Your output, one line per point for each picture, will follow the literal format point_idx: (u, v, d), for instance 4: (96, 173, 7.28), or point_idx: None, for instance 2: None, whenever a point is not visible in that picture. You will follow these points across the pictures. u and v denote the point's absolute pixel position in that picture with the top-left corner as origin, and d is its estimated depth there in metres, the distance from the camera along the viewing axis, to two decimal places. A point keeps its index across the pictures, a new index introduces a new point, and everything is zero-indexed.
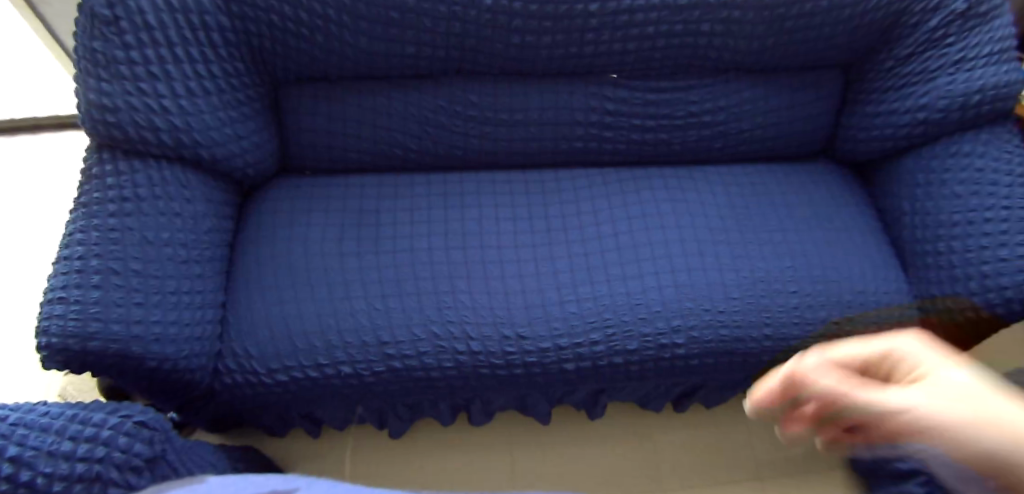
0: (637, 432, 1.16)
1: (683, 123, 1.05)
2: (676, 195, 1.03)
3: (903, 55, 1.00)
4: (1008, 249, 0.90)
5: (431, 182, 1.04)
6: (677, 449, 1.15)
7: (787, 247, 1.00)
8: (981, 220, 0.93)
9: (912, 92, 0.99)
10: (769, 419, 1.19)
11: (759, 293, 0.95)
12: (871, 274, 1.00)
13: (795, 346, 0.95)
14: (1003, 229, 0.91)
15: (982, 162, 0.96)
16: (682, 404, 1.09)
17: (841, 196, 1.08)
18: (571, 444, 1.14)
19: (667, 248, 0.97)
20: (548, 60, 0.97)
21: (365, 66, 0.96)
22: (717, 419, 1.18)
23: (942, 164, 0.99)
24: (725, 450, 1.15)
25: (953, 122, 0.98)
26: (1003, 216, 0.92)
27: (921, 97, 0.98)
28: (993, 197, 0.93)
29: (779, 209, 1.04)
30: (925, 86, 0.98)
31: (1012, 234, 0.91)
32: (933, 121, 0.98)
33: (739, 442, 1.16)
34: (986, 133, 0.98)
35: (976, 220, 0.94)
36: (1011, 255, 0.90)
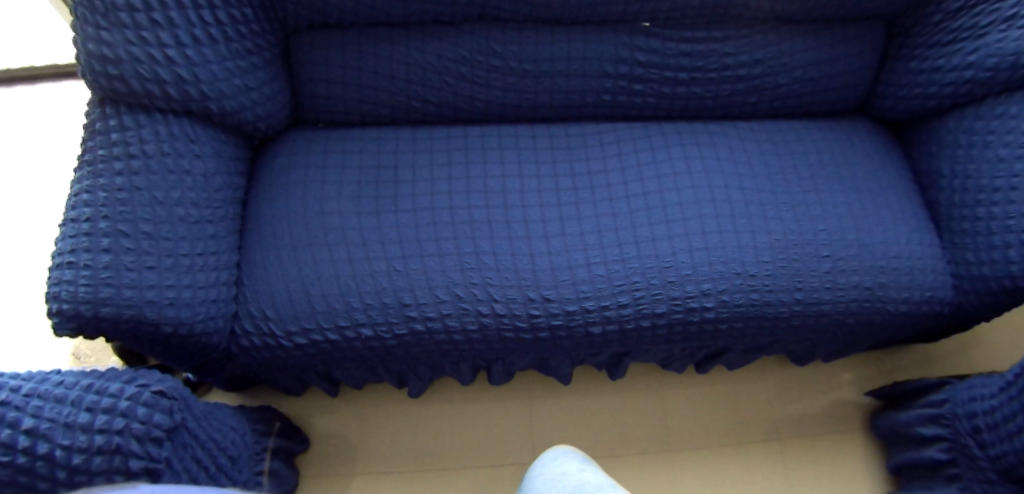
0: (655, 393, 1.15)
1: (716, 76, 0.99)
2: (708, 152, 0.99)
3: (952, 9, 0.94)
4: None
5: (450, 135, 0.98)
6: (694, 408, 1.15)
7: (821, 210, 0.97)
8: None
9: (960, 49, 0.94)
10: (789, 380, 1.18)
11: (792, 257, 0.93)
12: (904, 239, 0.97)
13: (826, 310, 0.94)
14: None
15: None
16: (703, 365, 1.07)
17: (878, 155, 1.03)
18: (590, 405, 1.13)
19: (698, 209, 0.94)
20: (576, 7, 0.91)
21: (383, 12, 0.90)
22: (736, 380, 1.17)
23: (986, 125, 0.94)
24: (742, 413, 1.15)
25: (1002, 82, 0.92)
26: None
27: (969, 54, 0.92)
28: None
29: (813, 168, 1.00)
30: (974, 42, 0.92)
31: None
32: (980, 81, 0.93)
33: (757, 403, 1.16)
34: None
35: (1019, 185, 0.90)
36: None
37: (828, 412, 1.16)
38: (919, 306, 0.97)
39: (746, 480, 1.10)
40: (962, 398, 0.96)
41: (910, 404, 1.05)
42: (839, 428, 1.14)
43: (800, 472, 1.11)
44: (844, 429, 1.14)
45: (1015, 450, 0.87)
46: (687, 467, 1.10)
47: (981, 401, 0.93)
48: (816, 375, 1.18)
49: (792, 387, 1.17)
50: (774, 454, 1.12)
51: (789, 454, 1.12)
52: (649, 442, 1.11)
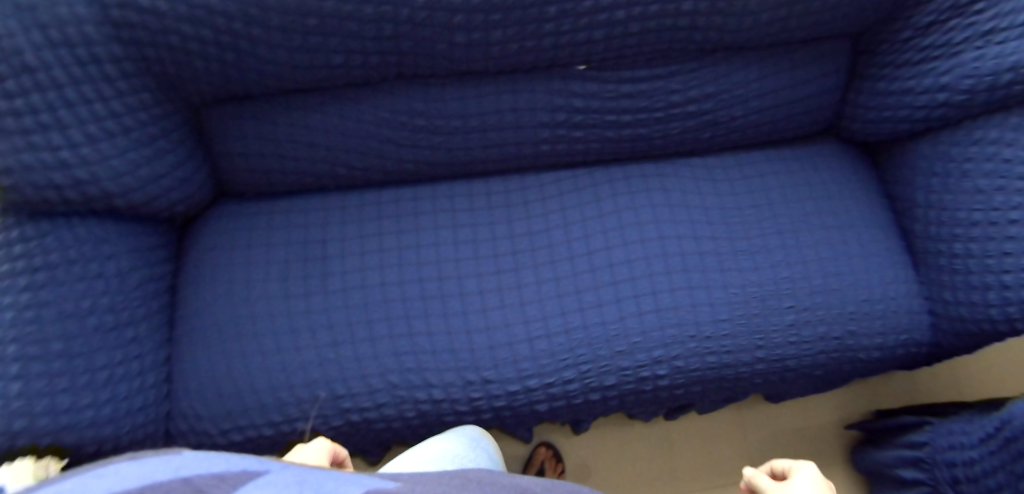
0: (627, 442, 1.11)
1: (665, 115, 0.91)
2: (658, 199, 0.91)
3: (923, 23, 0.83)
4: None
5: (381, 201, 0.93)
6: (667, 453, 1.10)
7: (784, 255, 0.90)
8: (1005, 221, 0.81)
9: (933, 69, 0.84)
10: (765, 417, 1.13)
11: (752, 311, 0.86)
12: (876, 279, 0.90)
13: (791, 365, 0.89)
14: None
15: (1011, 151, 0.81)
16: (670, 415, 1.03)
17: (846, 184, 0.95)
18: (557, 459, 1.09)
19: (647, 266, 0.88)
20: (500, 57, 0.84)
21: (291, 80, 0.84)
22: (708, 421, 1.13)
23: (964, 151, 0.85)
24: (717, 454, 1.11)
25: (979, 104, 0.83)
26: None
27: (942, 75, 0.83)
28: (1021, 195, 0.80)
29: (775, 208, 0.92)
30: (947, 62, 0.82)
31: None
32: (955, 103, 0.83)
33: (733, 444, 1.11)
34: (1017, 116, 0.82)
35: (1000, 220, 0.81)
36: None
37: (809, 447, 1.12)
38: (891, 350, 0.91)
39: None
40: (942, 444, 0.92)
41: (890, 442, 1.01)
42: (821, 465, 1.10)
43: None
44: (825, 466, 1.11)
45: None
46: None
47: (960, 450, 0.90)
48: (791, 409, 1.13)
49: (767, 423, 1.13)
50: None
51: None
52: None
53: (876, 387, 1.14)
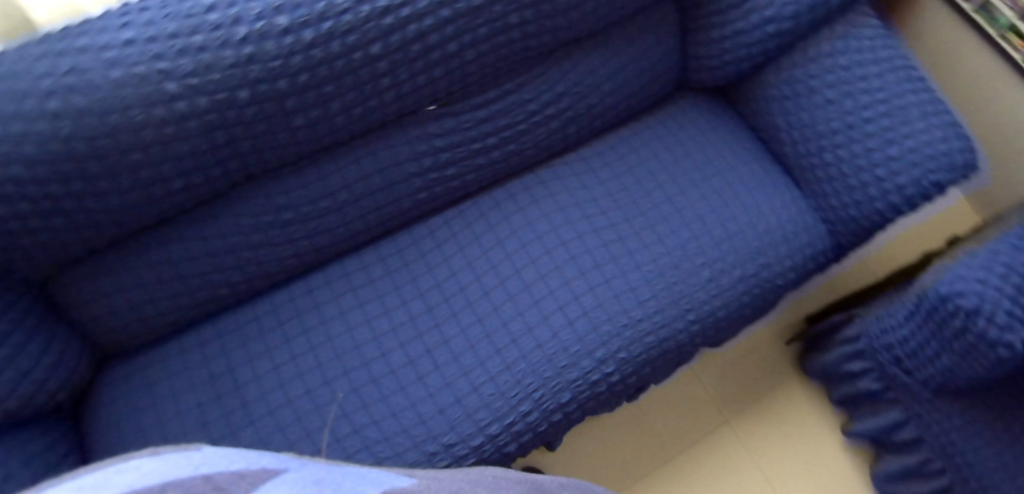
0: (605, 440, 1.11)
1: (527, 126, 0.91)
2: (548, 206, 0.92)
3: None
4: (897, 146, 0.86)
5: (277, 306, 0.88)
6: (641, 431, 1.12)
7: (681, 218, 0.92)
8: (861, 122, 0.88)
9: (755, 7, 0.86)
10: (715, 362, 1.16)
11: (670, 281, 0.89)
12: (770, 209, 0.94)
13: (723, 315, 0.91)
14: (885, 126, 0.86)
15: (847, 59, 0.88)
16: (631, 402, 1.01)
17: (712, 132, 0.99)
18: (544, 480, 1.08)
19: (561, 276, 0.88)
20: (349, 124, 0.81)
21: (136, 220, 0.77)
22: (667, 386, 1.15)
23: (806, 70, 0.91)
24: (686, 414, 1.13)
25: (806, 25, 0.88)
26: (884, 111, 0.86)
27: (766, 10, 0.86)
28: (868, 94, 0.87)
29: (658, 176, 0.95)
30: None
31: (896, 127, 0.86)
32: (786, 31, 0.87)
33: (696, 398, 1.14)
34: (841, 26, 0.89)
35: (856, 123, 0.88)
36: (901, 152, 0.85)
37: (762, 373, 1.16)
38: (804, 267, 0.95)
39: (720, 474, 1.10)
40: (876, 333, 0.95)
41: (829, 343, 1.06)
42: (781, 387, 1.16)
43: (765, 450, 1.12)
44: (785, 388, 1.16)
45: (940, 371, 0.88)
46: None
47: (893, 332, 0.92)
48: (735, 346, 1.17)
49: (719, 367, 1.16)
50: (733, 437, 1.12)
51: (746, 429, 1.13)
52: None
53: (798, 301, 1.19)
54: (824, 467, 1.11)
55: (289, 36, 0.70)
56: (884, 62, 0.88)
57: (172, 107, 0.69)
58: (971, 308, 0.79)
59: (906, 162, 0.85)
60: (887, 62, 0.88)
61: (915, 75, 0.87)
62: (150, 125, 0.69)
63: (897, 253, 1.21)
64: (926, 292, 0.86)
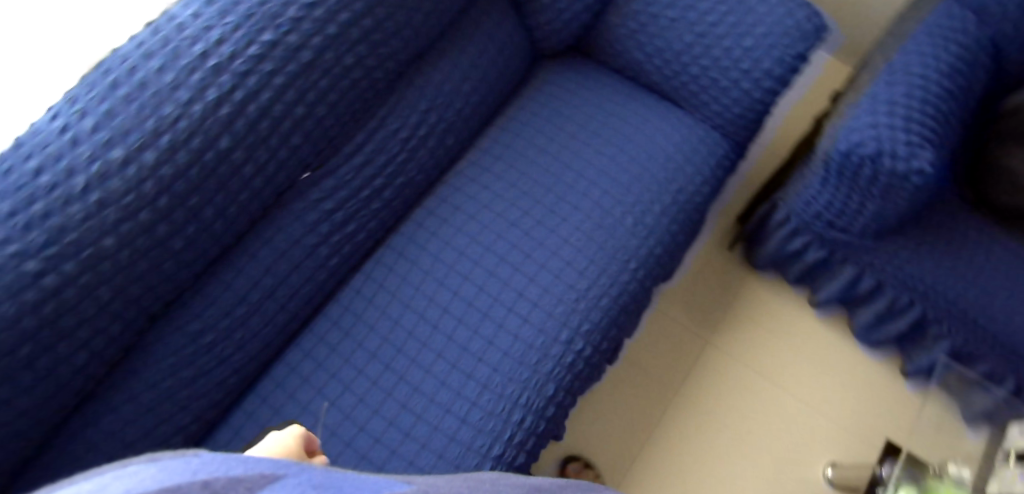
0: (605, 412, 1.08)
1: (406, 154, 0.89)
2: (460, 219, 0.91)
3: None
4: (750, 37, 0.89)
5: (233, 432, 0.83)
6: (637, 387, 1.10)
7: (586, 179, 0.93)
8: (710, 28, 0.90)
9: None
10: (677, 294, 1.16)
11: (601, 240, 0.89)
12: (662, 137, 0.96)
13: (662, 251, 0.92)
14: (733, 23, 0.90)
15: None
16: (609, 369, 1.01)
17: (581, 89, 1.00)
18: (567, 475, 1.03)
19: (498, 280, 0.87)
20: (230, 224, 0.78)
21: (51, 411, 0.70)
22: (642, 335, 1.13)
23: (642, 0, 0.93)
24: (671, 353, 1.12)
25: None
26: (726, 11, 0.90)
27: None
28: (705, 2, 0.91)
29: (549, 149, 0.95)
30: None
31: (742, 22, 0.90)
32: None
33: (674, 335, 1.13)
34: None
35: (706, 30, 0.91)
36: (754, 42, 0.89)
37: (722, 286, 1.16)
38: (716, 177, 0.97)
39: (725, 394, 1.10)
40: (802, 206, 0.98)
41: (766, 234, 1.07)
42: (744, 291, 1.16)
43: (754, 354, 1.12)
44: (748, 288, 1.17)
45: (872, 217, 0.91)
46: (686, 441, 1.06)
47: (817, 200, 0.95)
48: (689, 273, 1.17)
49: (682, 297, 1.16)
50: (722, 355, 1.12)
51: (730, 343, 1.13)
52: (640, 458, 1.05)
53: (724, 209, 1.21)
54: (811, 347, 1.13)
55: (130, 166, 0.67)
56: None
57: (40, 284, 0.64)
58: (873, 152, 0.83)
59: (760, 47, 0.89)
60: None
61: None
62: (24, 312, 0.63)
63: (790, 130, 1.25)
64: (829, 154, 0.89)
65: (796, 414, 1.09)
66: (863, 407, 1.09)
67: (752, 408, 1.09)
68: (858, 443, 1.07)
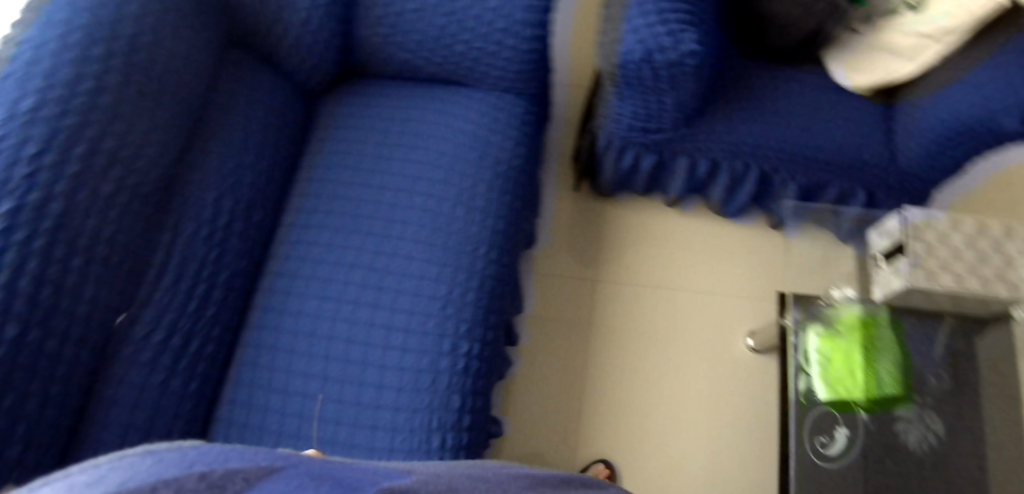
0: (535, 388, 1.08)
1: (219, 248, 0.85)
2: (300, 285, 0.88)
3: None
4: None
5: None
6: (553, 353, 1.09)
7: (403, 191, 0.92)
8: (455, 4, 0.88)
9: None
10: (549, 250, 1.15)
11: (444, 240, 0.89)
12: (457, 120, 0.97)
13: (506, 223, 0.93)
14: None
15: None
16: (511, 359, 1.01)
17: (363, 108, 0.98)
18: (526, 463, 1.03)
19: (361, 325, 0.86)
20: (63, 400, 0.73)
21: None
22: (537, 303, 1.12)
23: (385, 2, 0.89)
24: (568, 306, 1.12)
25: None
26: None
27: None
28: None
29: (357, 178, 0.93)
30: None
31: None
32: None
33: (564, 289, 1.13)
34: None
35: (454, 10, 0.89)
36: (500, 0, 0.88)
37: (587, 223, 1.16)
38: (524, 133, 0.99)
39: (633, 320, 1.11)
40: (614, 126, 1.00)
41: (598, 164, 1.09)
42: (609, 219, 1.16)
43: (642, 272, 1.14)
44: (609, 214, 1.17)
45: (674, 108, 0.94)
46: (616, 382, 1.08)
47: (622, 114, 0.97)
48: (551, 224, 1.16)
49: (556, 250, 1.15)
50: (615, 286, 1.13)
51: (617, 272, 1.14)
52: (583, 418, 1.06)
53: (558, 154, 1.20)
54: (687, 240, 1.16)
55: None
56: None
57: None
58: (643, 53, 0.85)
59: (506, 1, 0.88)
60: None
61: None
62: None
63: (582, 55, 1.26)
64: (618, 67, 0.90)
65: (700, 306, 1.12)
66: (750, 272, 1.14)
67: (662, 321, 1.11)
68: (759, 305, 1.12)
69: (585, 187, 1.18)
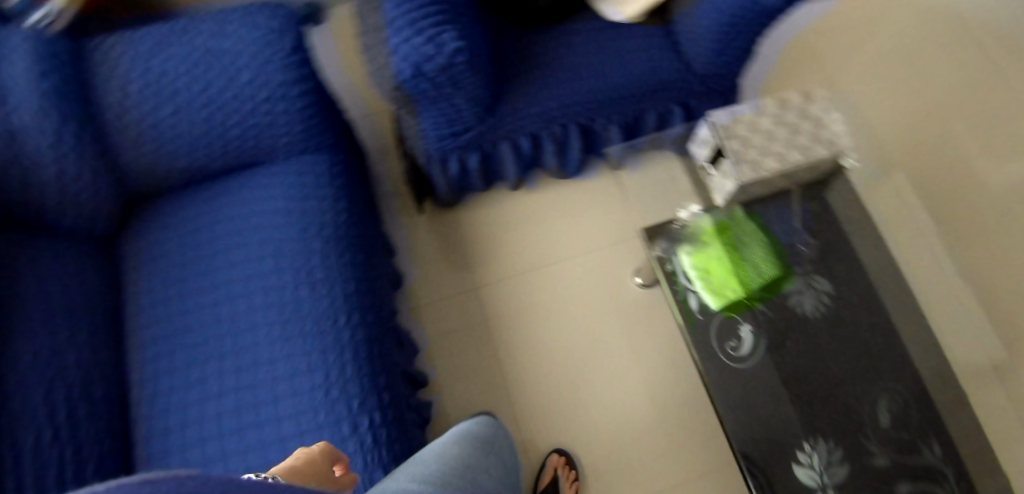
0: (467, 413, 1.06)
1: (71, 443, 0.78)
2: (177, 438, 0.83)
3: None
4: (242, 71, 0.90)
5: None
6: (468, 371, 1.09)
7: (240, 297, 0.88)
8: (208, 94, 0.89)
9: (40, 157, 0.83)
10: (424, 280, 1.14)
11: (300, 325, 0.85)
12: (264, 203, 0.92)
13: (356, 278, 0.90)
14: (217, 73, 0.90)
15: (139, 83, 0.89)
16: (425, 401, 1.01)
17: (167, 233, 0.93)
18: None
19: (252, 450, 0.80)
20: None
21: None
22: (432, 334, 1.11)
23: (137, 119, 0.89)
24: (464, 322, 1.12)
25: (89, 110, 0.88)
26: (203, 69, 0.90)
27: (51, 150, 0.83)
28: (184, 78, 0.90)
29: (188, 306, 0.88)
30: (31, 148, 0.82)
31: (224, 67, 0.90)
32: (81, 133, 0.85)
33: (453, 308, 1.13)
34: (104, 79, 0.90)
35: (211, 99, 0.89)
36: (248, 72, 0.90)
37: (447, 239, 1.17)
38: (339, 184, 0.96)
39: (528, 309, 1.13)
40: (426, 144, 1.01)
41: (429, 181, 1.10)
42: (465, 226, 1.18)
43: (517, 261, 1.16)
44: (462, 221, 1.18)
45: (468, 104, 0.94)
46: (531, 374, 1.09)
47: (423, 131, 0.98)
48: (415, 256, 1.16)
49: (429, 276, 1.15)
50: (498, 284, 1.14)
51: (494, 272, 1.15)
52: (518, 422, 1.06)
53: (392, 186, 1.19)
54: (544, 215, 1.18)
55: None
56: (158, 51, 0.91)
57: None
58: (410, 65, 0.85)
59: (259, 70, 0.90)
60: (159, 50, 0.91)
61: (175, 38, 0.91)
62: None
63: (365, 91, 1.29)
64: (398, 87, 0.90)
65: (581, 269, 1.14)
66: (612, 219, 1.18)
67: (553, 297, 1.13)
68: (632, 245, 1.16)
69: (430, 207, 1.19)
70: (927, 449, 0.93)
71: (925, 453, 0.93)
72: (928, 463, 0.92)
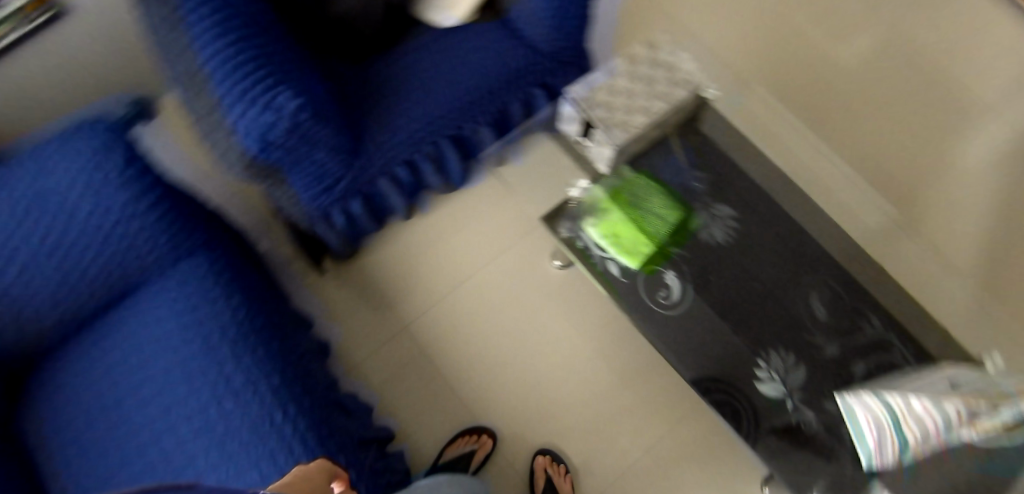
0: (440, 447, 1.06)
1: None
2: None
3: None
4: (83, 206, 0.85)
5: None
6: (427, 407, 1.09)
7: (164, 432, 0.82)
8: (53, 241, 0.84)
9: None
10: (353, 338, 1.13)
11: (236, 436, 0.79)
12: (155, 326, 0.87)
13: (278, 366, 0.85)
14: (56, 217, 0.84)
15: None
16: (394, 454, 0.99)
17: (64, 395, 0.87)
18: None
19: None
20: None
21: None
22: (380, 386, 1.10)
23: None
24: (406, 363, 1.12)
25: None
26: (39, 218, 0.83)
27: None
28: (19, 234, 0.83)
29: (114, 461, 0.82)
30: None
31: (61, 208, 0.84)
32: None
33: (391, 353, 1.12)
34: None
35: (59, 244, 0.84)
36: (89, 205, 0.85)
37: (362, 290, 1.16)
38: (229, 278, 0.91)
39: (461, 327, 1.14)
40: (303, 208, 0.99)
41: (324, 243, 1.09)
42: (374, 272, 1.18)
43: (435, 286, 1.16)
44: (370, 267, 1.18)
45: (326, 155, 0.90)
46: (488, 387, 1.10)
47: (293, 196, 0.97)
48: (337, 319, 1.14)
49: (358, 333, 1.14)
50: (424, 315, 1.15)
51: (418, 304, 1.15)
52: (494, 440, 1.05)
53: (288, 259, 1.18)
54: (445, 236, 1.20)
55: None
56: None
57: None
58: (257, 141, 0.81)
59: (100, 198, 0.85)
60: None
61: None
62: None
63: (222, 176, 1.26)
64: (252, 166, 0.87)
65: (497, 274, 1.17)
66: (509, 219, 1.21)
67: (480, 309, 1.15)
68: (536, 236, 1.20)
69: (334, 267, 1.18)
70: (868, 323, 0.94)
71: (866, 327, 0.94)
72: (874, 336, 0.93)
